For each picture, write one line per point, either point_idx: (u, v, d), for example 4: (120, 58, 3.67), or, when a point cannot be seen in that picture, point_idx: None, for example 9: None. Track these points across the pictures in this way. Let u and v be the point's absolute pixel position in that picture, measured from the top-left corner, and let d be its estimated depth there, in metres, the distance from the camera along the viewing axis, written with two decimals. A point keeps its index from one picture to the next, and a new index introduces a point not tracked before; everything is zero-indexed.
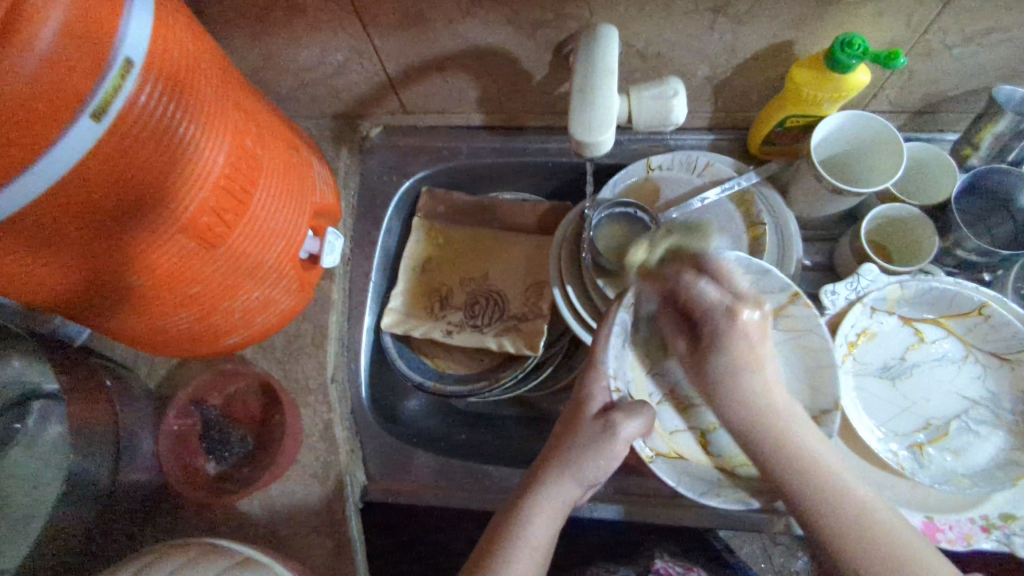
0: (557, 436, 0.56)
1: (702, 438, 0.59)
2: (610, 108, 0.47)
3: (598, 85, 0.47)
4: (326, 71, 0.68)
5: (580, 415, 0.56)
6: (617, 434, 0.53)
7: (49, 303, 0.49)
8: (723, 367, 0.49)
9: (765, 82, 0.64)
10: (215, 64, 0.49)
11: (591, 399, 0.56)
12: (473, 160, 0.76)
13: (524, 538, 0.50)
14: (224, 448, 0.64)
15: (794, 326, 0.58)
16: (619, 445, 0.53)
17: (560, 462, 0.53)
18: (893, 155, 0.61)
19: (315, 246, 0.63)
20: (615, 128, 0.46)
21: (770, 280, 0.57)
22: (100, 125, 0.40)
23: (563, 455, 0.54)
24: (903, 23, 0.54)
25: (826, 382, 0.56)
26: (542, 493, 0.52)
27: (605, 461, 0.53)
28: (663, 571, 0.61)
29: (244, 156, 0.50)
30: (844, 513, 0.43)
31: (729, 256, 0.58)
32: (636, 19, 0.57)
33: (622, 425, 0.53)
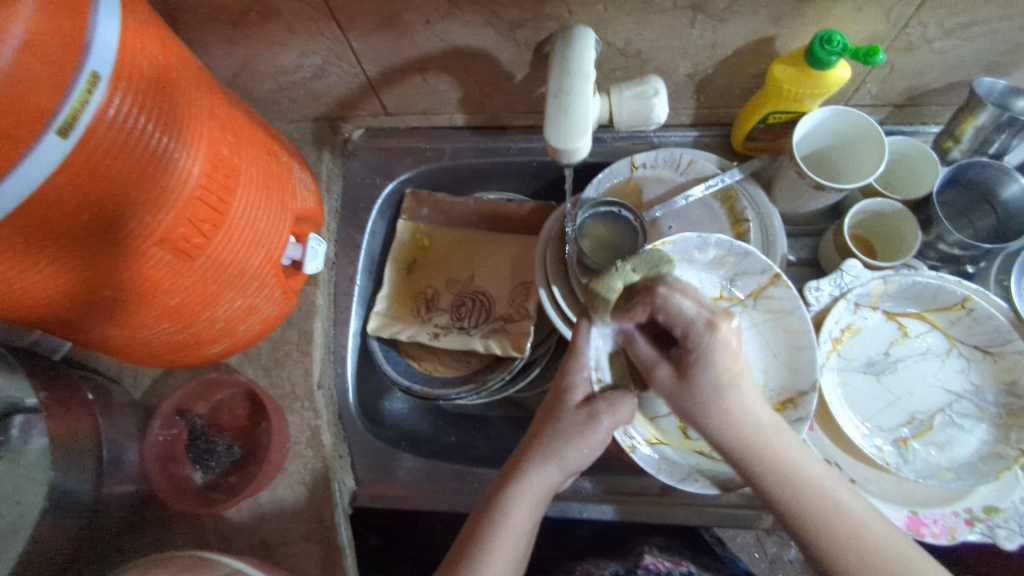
0: (539, 423, 0.56)
1: (684, 421, 0.60)
2: (586, 113, 0.46)
3: (573, 90, 0.46)
4: (305, 75, 0.67)
5: (562, 403, 0.55)
6: (599, 423, 0.53)
7: (29, 319, 0.49)
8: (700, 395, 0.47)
9: (747, 78, 0.63)
10: (188, 71, 0.48)
11: (571, 390, 0.55)
12: (457, 160, 0.76)
13: (509, 530, 0.49)
14: (210, 457, 0.65)
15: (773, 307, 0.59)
16: (598, 434, 0.53)
17: (542, 450, 0.53)
18: (875, 151, 0.61)
19: (297, 252, 0.63)
20: (592, 135, 0.46)
21: (748, 262, 0.60)
22: (67, 141, 0.39)
23: (546, 442, 0.53)
24: (882, 18, 0.54)
25: (802, 360, 0.58)
26: (524, 482, 0.52)
27: (587, 449, 0.53)
28: (653, 566, 0.61)
29: (221, 165, 0.50)
30: (847, 526, 0.43)
31: (715, 242, 0.60)
32: (615, 18, 0.56)
33: (603, 414, 0.53)
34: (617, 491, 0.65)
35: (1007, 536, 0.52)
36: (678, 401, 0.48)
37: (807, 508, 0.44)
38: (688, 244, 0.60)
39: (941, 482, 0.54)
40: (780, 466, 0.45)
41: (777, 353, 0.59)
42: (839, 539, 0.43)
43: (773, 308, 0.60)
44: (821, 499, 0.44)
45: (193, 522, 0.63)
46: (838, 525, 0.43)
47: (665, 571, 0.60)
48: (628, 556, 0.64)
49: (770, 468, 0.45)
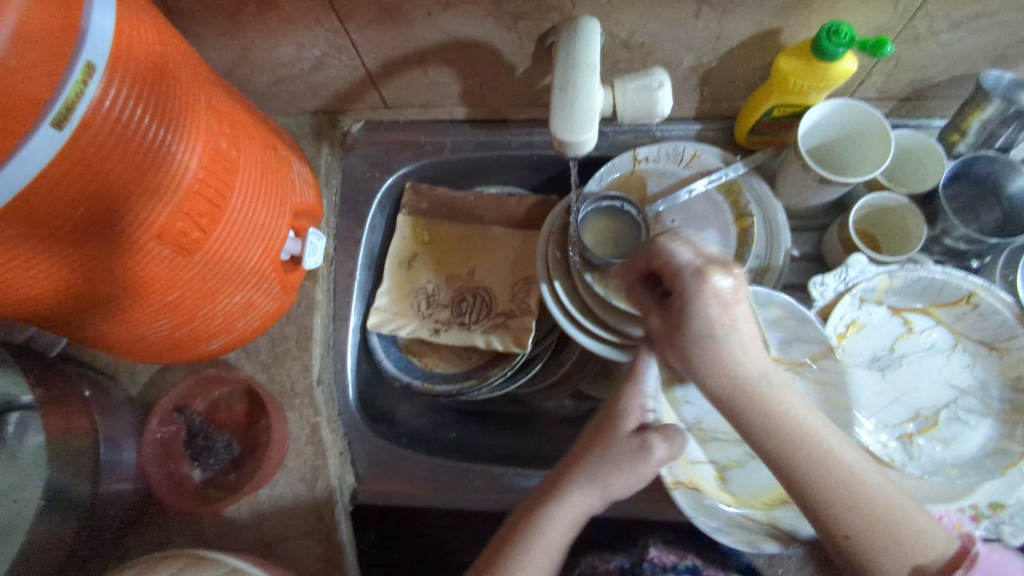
0: (585, 441, 0.54)
1: (720, 472, 0.61)
2: (591, 104, 0.45)
3: (577, 81, 0.45)
4: (304, 67, 0.66)
5: (613, 427, 0.53)
6: (652, 455, 0.51)
7: (23, 314, 0.48)
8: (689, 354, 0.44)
9: (752, 71, 0.63)
10: (186, 63, 0.47)
11: (626, 415, 0.54)
12: (457, 154, 0.75)
13: (541, 542, 0.49)
14: (209, 455, 0.64)
15: (824, 381, 0.57)
16: (649, 467, 0.51)
17: (590, 470, 0.51)
18: (881, 142, 0.60)
19: (296, 247, 0.62)
20: (597, 128, 0.45)
21: (807, 329, 0.56)
22: (61, 133, 0.38)
23: (592, 462, 0.52)
24: (889, 10, 0.53)
25: (850, 443, 0.54)
26: (566, 500, 0.51)
27: (635, 480, 0.51)
28: (657, 560, 0.61)
29: (219, 158, 0.49)
30: (834, 478, 0.42)
31: (773, 300, 0.56)
32: (619, 9, 0.55)
33: (658, 443, 0.52)
34: (617, 488, 0.65)
35: (1013, 533, 0.51)
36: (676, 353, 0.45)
37: (793, 460, 0.42)
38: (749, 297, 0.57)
39: (946, 479, 0.54)
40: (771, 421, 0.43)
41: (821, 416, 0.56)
42: (837, 499, 0.42)
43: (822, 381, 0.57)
44: (808, 452, 0.42)
45: (193, 522, 0.62)
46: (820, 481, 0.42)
47: (670, 565, 0.60)
48: (631, 547, 0.63)
49: (764, 423, 0.43)
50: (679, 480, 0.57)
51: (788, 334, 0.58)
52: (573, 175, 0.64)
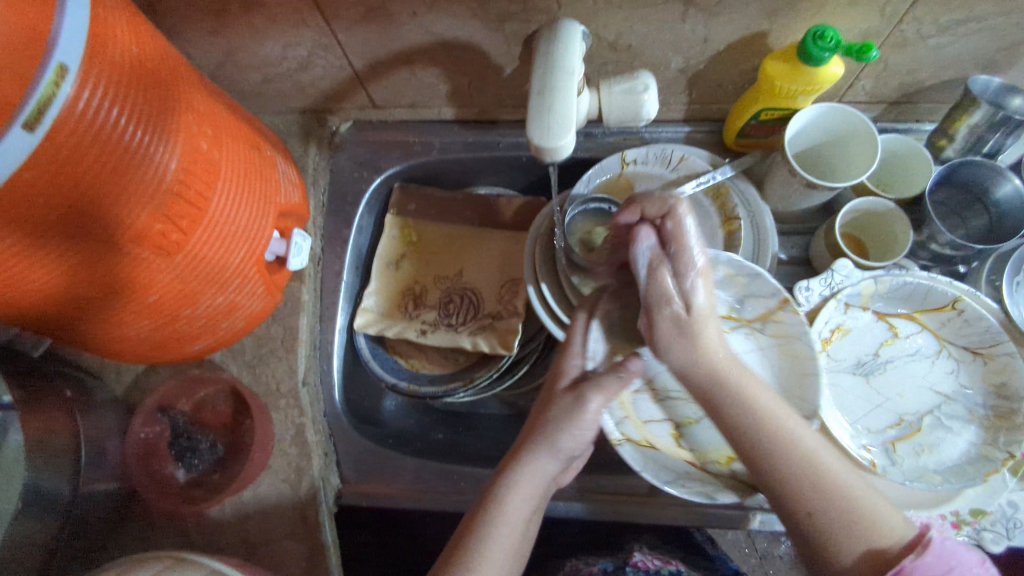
0: (533, 417, 0.55)
1: (677, 431, 0.59)
2: (572, 109, 0.45)
3: (557, 85, 0.45)
4: (290, 67, 0.66)
5: (551, 393, 0.55)
6: (589, 408, 0.52)
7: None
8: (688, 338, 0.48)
9: (740, 74, 0.62)
10: (164, 63, 0.47)
11: (562, 374, 0.56)
12: (446, 154, 0.75)
13: (497, 521, 0.49)
14: (193, 455, 0.64)
15: (782, 332, 0.58)
16: (590, 417, 0.52)
17: (537, 441, 0.52)
18: (868, 147, 0.60)
19: (281, 247, 0.62)
20: (575, 132, 0.45)
21: (759, 284, 0.57)
22: (34, 136, 0.38)
23: (539, 434, 0.52)
24: (876, 14, 0.53)
25: (807, 390, 0.54)
26: (517, 472, 0.51)
27: (580, 434, 0.52)
28: (640, 563, 0.60)
29: (200, 159, 0.48)
30: (795, 460, 0.44)
31: (724, 259, 0.58)
32: (606, 11, 0.55)
33: (592, 395, 0.52)
34: (604, 492, 0.64)
35: (992, 539, 0.52)
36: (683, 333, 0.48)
37: (763, 446, 0.45)
38: None
39: (928, 485, 0.54)
40: (743, 405, 0.46)
41: (780, 375, 0.57)
42: (798, 479, 0.44)
43: (778, 332, 0.58)
44: (771, 429, 0.45)
45: (178, 522, 0.62)
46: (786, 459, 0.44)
47: (653, 569, 0.59)
48: (618, 551, 0.64)
49: (739, 409, 0.46)
50: (629, 438, 0.57)
51: (741, 291, 0.59)
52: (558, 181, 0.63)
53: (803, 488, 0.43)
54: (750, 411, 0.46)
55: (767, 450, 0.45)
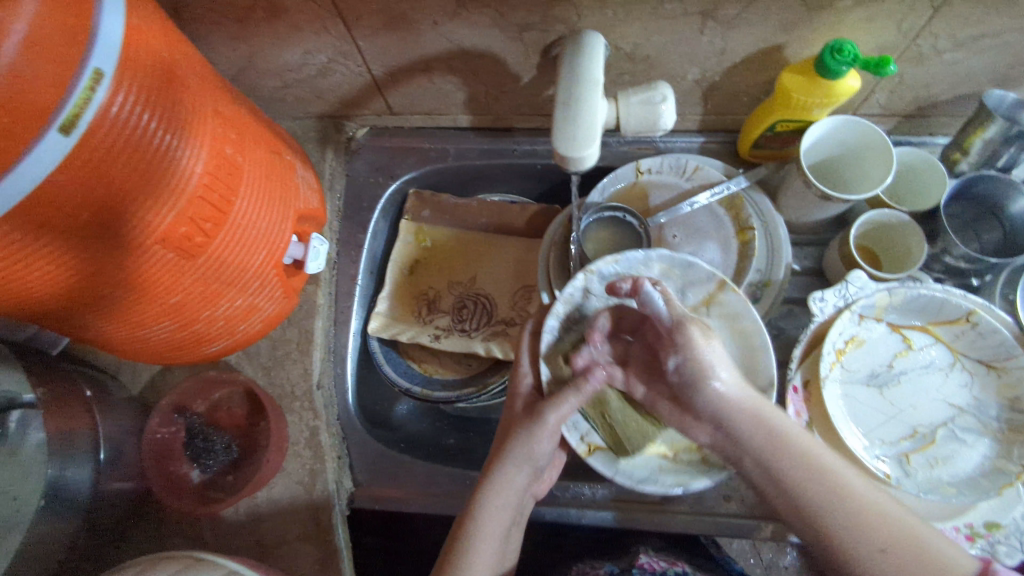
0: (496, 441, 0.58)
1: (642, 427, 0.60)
2: (596, 119, 0.45)
3: (582, 96, 0.46)
4: (310, 73, 0.67)
5: (512, 416, 0.58)
6: (546, 419, 0.55)
7: (23, 314, 0.48)
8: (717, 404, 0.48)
9: (755, 86, 0.63)
10: (192, 70, 0.48)
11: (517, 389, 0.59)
12: (461, 161, 0.75)
13: (480, 535, 0.51)
14: (209, 456, 0.64)
15: (724, 313, 0.59)
16: (549, 429, 0.55)
17: (501, 454, 0.55)
18: (883, 159, 0.60)
19: (299, 251, 0.62)
20: (599, 143, 0.45)
21: (694, 272, 0.60)
22: (69, 138, 0.39)
23: (503, 452, 0.55)
24: (893, 29, 0.53)
25: (758, 363, 0.56)
26: (490, 488, 0.53)
27: (542, 442, 0.55)
28: (647, 565, 0.60)
29: (225, 164, 0.49)
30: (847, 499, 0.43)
31: (657, 256, 0.59)
32: (624, 22, 0.56)
33: (549, 411, 0.55)
34: (615, 499, 0.64)
35: (1007, 553, 0.52)
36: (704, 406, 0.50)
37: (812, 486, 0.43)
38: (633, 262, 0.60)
39: (943, 496, 0.53)
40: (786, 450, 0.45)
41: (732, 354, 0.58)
42: (857, 518, 0.42)
43: (725, 315, 0.59)
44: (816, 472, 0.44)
45: (192, 522, 0.63)
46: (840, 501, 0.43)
47: (660, 570, 0.59)
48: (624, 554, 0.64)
49: (785, 455, 0.45)
50: (598, 445, 0.58)
51: (679, 282, 0.60)
52: (576, 188, 0.64)
53: (866, 527, 0.41)
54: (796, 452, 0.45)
55: (817, 496, 0.43)
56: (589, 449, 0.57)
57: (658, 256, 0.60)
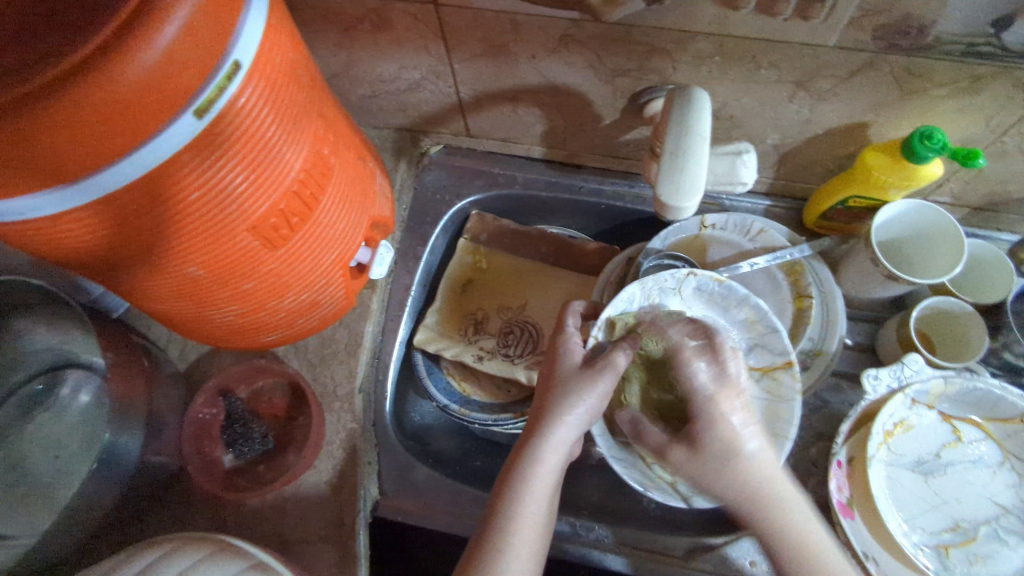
0: (539, 391, 0.57)
1: None
2: (699, 173, 0.47)
3: (689, 149, 0.47)
4: (400, 86, 0.69)
5: (563, 365, 0.57)
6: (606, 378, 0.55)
7: (100, 276, 0.48)
8: (705, 415, 0.53)
9: (833, 159, 0.64)
10: (307, 73, 0.49)
11: (568, 355, 0.58)
12: (527, 190, 0.77)
13: (532, 490, 0.51)
14: (245, 443, 0.63)
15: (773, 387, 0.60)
16: (598, 395, 0.55)
17: (555, 410, 0.54)
18: (953, 245, 0.61)
19: (366, 256, 0.64)
20: (702, 195, 0.47)
21: (774, 338, 0.61)
22: (199, 122, 0.40)
23: (556, 401, 0.55)
24: (982, 123, 0.54)
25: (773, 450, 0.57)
26: (544, 443, 0.53)
27: (591, 408, 0.55)
28: None
29: (319, 163, 0.51)
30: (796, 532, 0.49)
31: (754, 304, 0.61)
32: (717, 81, 0.57)
33: (600, 377, 0.55)
34: (636, 546, 0.64)
35: None
36: (718, 374, 0.56)
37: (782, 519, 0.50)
38: (728, 294, 0.62)
39: None
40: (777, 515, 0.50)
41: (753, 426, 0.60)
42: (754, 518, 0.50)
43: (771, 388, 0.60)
44: (801, 541, 0.49)
45: (216, 509, 0.63)
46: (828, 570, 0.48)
47: None
48: None
49: (768, 522, 0.49)
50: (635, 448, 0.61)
51: (754, 339, 0.62)
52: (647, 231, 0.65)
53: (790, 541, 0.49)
54: (800, 542, 0.49)
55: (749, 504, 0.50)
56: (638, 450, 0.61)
57: (749, 304, 0.61)
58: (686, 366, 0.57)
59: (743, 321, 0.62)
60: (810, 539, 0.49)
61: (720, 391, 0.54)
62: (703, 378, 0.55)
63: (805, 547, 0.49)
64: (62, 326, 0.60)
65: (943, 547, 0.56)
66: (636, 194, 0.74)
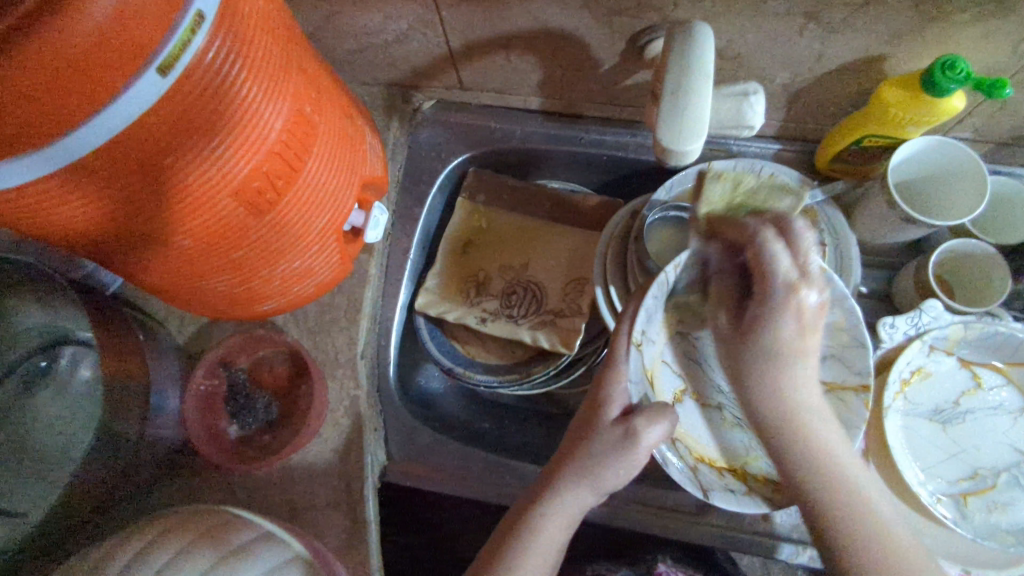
0: (572, 437, 0.53)
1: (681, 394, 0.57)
2: (701, 112, 0.47)
3: (690, 87, 0.47)
4: (387, 38, 0.65)
5: (595, 420, 0.52)
6: (640, 443, 0.48)
7: (79, 249, 0.47)
8: (775, 304, 0.42)
9: (847, 96, 0.60)
10: (282, 26, 0.47)
11: (608, 403, 0.52)
12: (526, 144, 0.74)
13: (537, 543, 0.48)
14: (248, 413, 0.64)
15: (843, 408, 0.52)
16: (641, 455, 0.48)
17: (576, 470, 0.50)
18: (975, 185, 0.58)
19: (359, 219, 0.62)
20: (705, 138, 0.48)
21: (859, 354, 0.52)
22: (164, 81, 0.38)
23: (581, 461, 0.50)
24: (1009, 50, 0.50)
25: None
26: (557, 495, 0.50)
27: (624, 470, 0.49)
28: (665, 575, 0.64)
29: (302, 122, 0.48)
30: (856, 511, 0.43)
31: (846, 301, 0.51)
32: (722, 16, 0.53)
33: (642, 432, 0.48)
34: (647, 502, 0.63)
35: None
36: (800, 266, 0.42)
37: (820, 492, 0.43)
38: (810, 270, 0.52)
39: (1000, 545, 0.52)
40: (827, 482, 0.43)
41: None
42: (825, 495, 0.43)
43: (839, 412, 0.52)
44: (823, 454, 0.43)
45: (224, 478, 0.63)
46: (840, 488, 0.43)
47: None
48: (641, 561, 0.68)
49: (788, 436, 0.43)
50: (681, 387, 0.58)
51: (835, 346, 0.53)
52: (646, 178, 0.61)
53: (836, 517, 0.43)
54: (850, 513, 0.43)
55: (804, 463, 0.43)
56: (679, 395, 0.57)
57: (844, 305, 0.52)
58: (761, 247, 0.42)
59: (829, 324, 0.53)
60: (844, 475, 0.43)
61: (803, 286, 0.42)
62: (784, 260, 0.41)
63: (825, 455, 0.43)
64: (52, 302, 0.61)
65: (965, 496, 0.55)
66: (640, 143, 0.71)
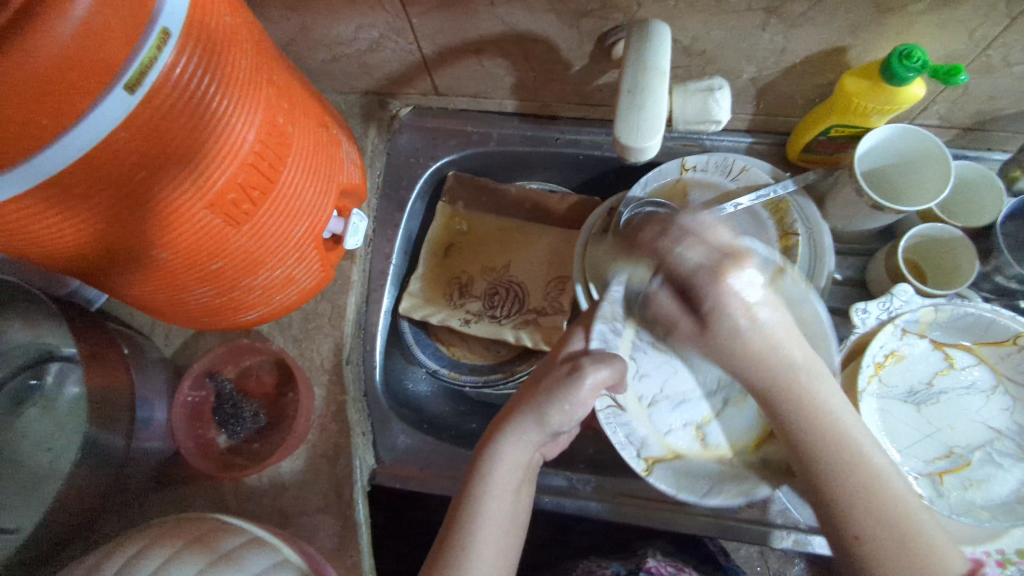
0: (527, 387, 0.57)
1: (698, 432, 0.63)
2: (660, 111, 0.48)
3: (647, 88, 0.48)
4: (360, 47, 0.66)
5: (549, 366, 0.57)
6: (583, 388, 0.53)
7: (64, 267, 0.48)
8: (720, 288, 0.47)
9: (813, 88, 0.61)
10: (250, 37, 0.48)
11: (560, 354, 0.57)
12: (503, 146, 0.75)
13: (490, 487, 0.51)
14: (237, 422, 0.65)
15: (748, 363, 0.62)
16: (584, 393, 0.53)
17: (527, 411, 0.54)
18: (941, 170, 0.59)
19: (339, 226, 0.63)
20: (662, 135, 0.49)
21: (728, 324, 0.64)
22: (134, 96, 0.39)
23: (530, 402, 0.54)
24: (964, 37, 0.52)
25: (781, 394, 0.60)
26: (506, 438, 0.53)
27: (569, 409, 0.53)
28: (654, 570, 0.63)
29: (275, 133, 0.49)
30: (860, 481, 0.44)
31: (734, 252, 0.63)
32: (684, 15, 0.54)
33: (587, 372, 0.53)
34: (632, 495, 0.64)
35: None
36: (720, 248, 0.48)
37: (823, 459, 0.46)
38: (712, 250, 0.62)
39: (975, 520, 0.52)
40: (827, 446, 0.45)
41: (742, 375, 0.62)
42: (837, 466, 0.45)
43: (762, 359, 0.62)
44: (828, 432, 0.46)
45: (212, 486, 0.63)
46: (848, 472, 0.45)
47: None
48: (630, 556, 0.67)
49: (788, 409, 0.47)
50: (694, 431, 0.63)
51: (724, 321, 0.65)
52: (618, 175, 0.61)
53: (849, 493, 0.44)
54: (863, 489, 0.44)
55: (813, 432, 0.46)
56: (699, 432, 0.63)
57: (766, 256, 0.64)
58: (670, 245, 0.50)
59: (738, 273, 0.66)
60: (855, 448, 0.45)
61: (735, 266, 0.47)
62: (711, 242, 0.49)
63: (824, 418, 0.46)
64: (36, 320, 0.61)
65: (943, 475, 0.56)
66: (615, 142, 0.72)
